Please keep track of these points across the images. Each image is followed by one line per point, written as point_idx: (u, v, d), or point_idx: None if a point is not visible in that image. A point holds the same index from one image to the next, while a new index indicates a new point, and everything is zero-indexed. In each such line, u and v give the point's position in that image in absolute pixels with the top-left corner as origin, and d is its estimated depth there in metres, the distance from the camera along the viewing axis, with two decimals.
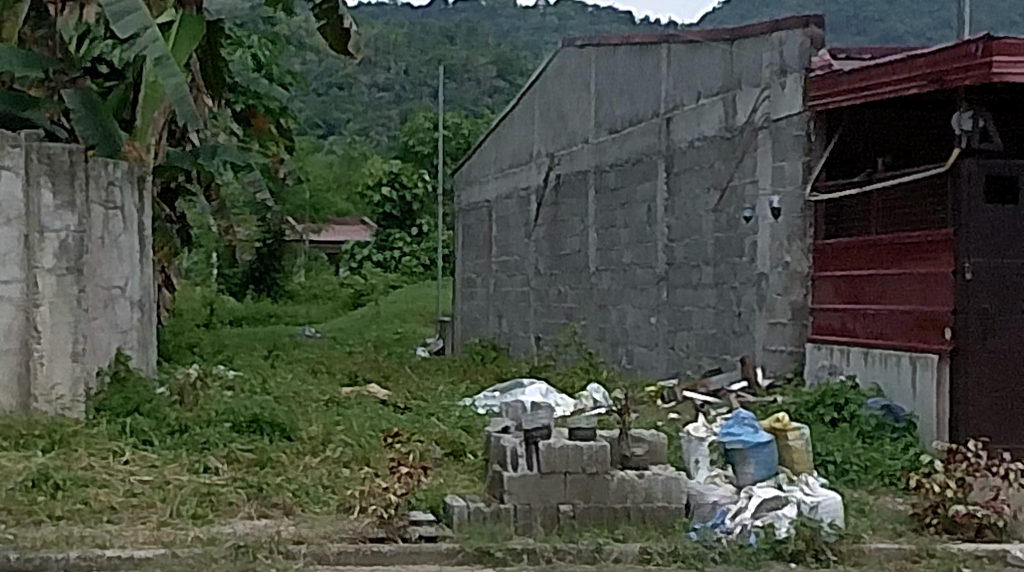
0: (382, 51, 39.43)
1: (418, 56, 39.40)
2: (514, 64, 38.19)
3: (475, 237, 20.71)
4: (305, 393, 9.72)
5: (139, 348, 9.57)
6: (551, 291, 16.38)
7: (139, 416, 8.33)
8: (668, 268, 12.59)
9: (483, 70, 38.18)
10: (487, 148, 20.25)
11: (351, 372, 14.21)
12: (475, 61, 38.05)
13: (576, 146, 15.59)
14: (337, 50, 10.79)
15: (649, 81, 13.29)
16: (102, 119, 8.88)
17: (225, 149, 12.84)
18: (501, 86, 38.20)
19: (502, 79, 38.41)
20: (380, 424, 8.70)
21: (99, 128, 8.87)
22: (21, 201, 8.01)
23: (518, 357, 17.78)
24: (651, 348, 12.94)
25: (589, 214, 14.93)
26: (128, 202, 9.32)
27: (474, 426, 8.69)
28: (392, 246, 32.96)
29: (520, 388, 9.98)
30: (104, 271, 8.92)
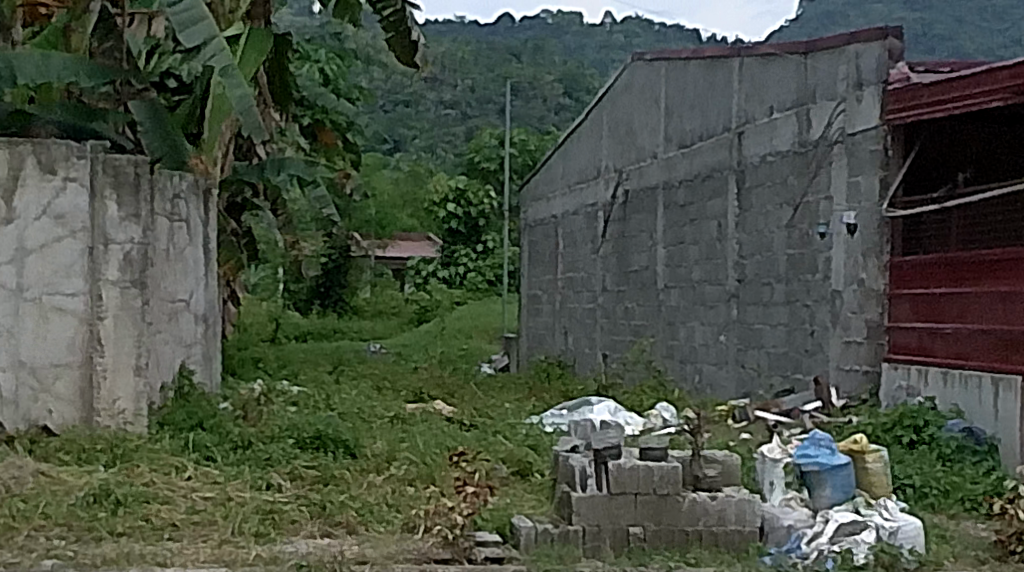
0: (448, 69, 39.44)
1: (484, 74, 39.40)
2: (580, 81, 38.06)
3: (541, 253, 20.52)
4: (369, 409, 9.56)
5: (202, 361, 9.47)
6: (618, 308, 16.15)
7: (202, 432, 8.21)
8: (739, 285, 12.32)
9: (550, 87, 38.07)
10: (554, 164, 20.10)
11: (415, 388, 14.06)
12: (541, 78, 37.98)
13: (644, 161, 15.36)
14: (404, 62, 10.63)
15: (720, 94, 13.03)
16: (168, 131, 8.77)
17: (292, 162, 12.76)
18: (567, 104, 38.08)
19: (568, 96, 38.28)
20: (446, 441, 8.51)
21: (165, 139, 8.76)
22: (86, 213, 7.91)
23: (584, 374, 17.56)
24: (721, 366, 12.68)
25: (658, 230, 14.68)
26: (193, 214, 9.24)
27: (540, 444, 8.47)
28: (457, 262, 32.87)
29: (588, 406, 9.76)
30: (169, 284, 8.84)
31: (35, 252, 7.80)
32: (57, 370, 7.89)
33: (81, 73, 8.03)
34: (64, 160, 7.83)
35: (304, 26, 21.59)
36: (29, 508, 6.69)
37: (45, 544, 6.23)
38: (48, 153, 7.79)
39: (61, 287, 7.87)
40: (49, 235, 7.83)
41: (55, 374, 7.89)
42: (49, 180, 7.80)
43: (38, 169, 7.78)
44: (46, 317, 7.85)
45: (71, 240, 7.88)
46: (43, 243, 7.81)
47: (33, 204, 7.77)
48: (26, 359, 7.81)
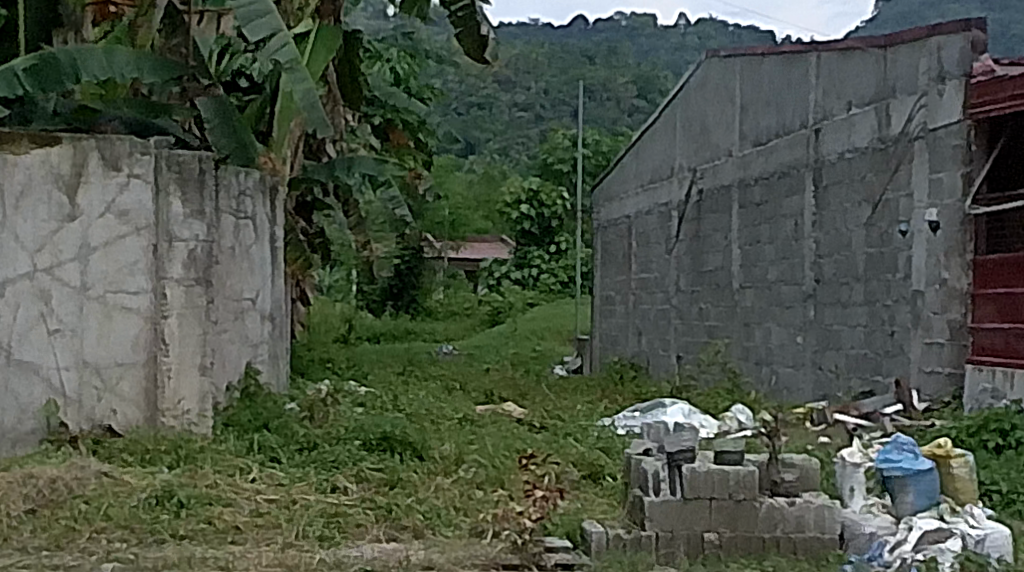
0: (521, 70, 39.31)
1: (557, 76, 39.22)
2: (654, 83, 37.75)
3: (614, 254, 20.26)
4: (438, 409, 9.38)
5: (270, 362, 9.37)
6: (692, 309, 15.86)
7: (268, 434, 8.09)
8: (817, 285, 11.99)
9: (624, 89, 37.80)
10: (627, 164, 19.84)
11: (486, 390, 13.87)
12: (615, 80, 37.73)
13: (719, 160, 15.05)
14: (474, 59, 10.47)
15: (797, 90, 12.70)
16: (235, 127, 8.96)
17: (361, 161, 12.65)
18: (640, 105, 37.77)
19: (642, 98, 37.98)
20: (515, 443, 8.29)
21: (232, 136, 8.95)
22: (150, 210, 7.86)
23: (658, 376, 17.27)
24: (798, 368, 12.36)
25: (733, 229, 14.37)
26: (259, 212, 9.12)
27: (612, 445, 8.23)
28: (530, 264, 32.67)
29: (661, 408, 9.51)
30: (234, 282, 8.73)
31: (99, 250, 7.74)
32: (121, 370, 7.83)
33: (144, 67, 7.99)
34: (128, 156, 7.77)
35: (377, 27, 21.57)
36: (91, 509, 6.59)
37: (106, 547, 6.12)
38: (112, 149, 7.72)
39: (124, 286, 7.81)
40: (113, 233, 7.77)
41: (119, 374, 7.83)
42: (113, 176, 7.74)
43: (102, 165, 7.71)
44: (110, 316, 7.78)
45: (135, 237, 7.82)
46: (107, 240, 7.75)
47: (96, 201, 7.71)
48: (89, 359, 7.74)
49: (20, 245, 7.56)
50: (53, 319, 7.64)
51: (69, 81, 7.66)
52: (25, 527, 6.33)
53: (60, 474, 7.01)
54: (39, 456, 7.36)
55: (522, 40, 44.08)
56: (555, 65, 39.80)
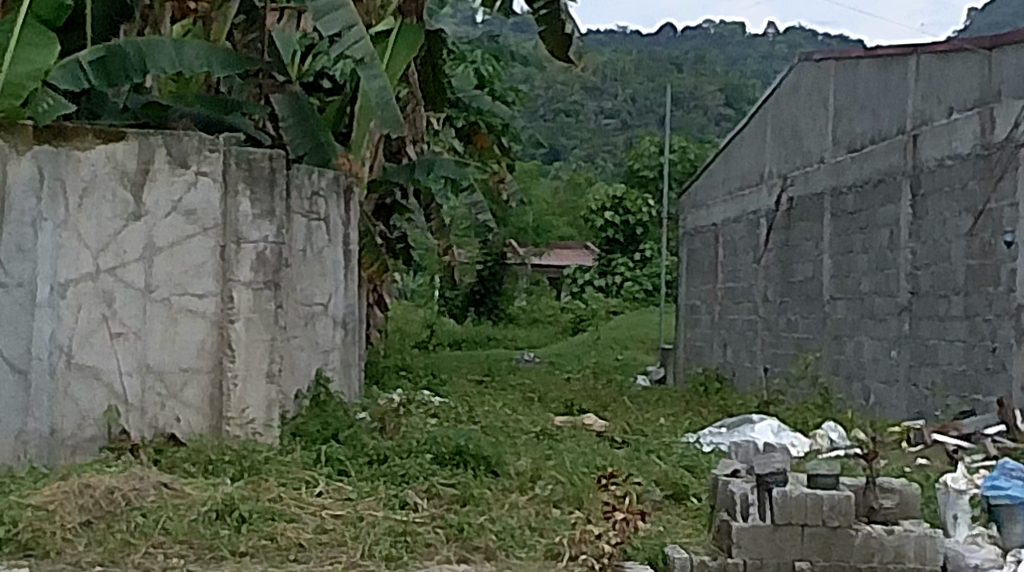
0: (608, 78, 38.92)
1: (645, 83, 38.70)
2: (743, 92, 37.12)
3: (701, 263, 19.75)
4: (514, 420, 9.00)
5: (342, 368, 9.06)
6: (780, 320, 15.33)
7: (337, 445, 7.76)
8: (913, 297, 11.43)
9: (711, 97, 37.23)
10: (715, 169, 19.32)
11: (566, 400, 13.48)
12: (703, 88, 37.17)
13: (811, 166, 14.51)
14: (558, 58, 10.09)
15: (894, 94, 12.16)
16: (311, 126, 8.78)
17: (442, 162, 12.33)
18: (729, 114, 37.19)
19: (729, 106, 37.40)
20: (594, 459, 7.88)
21: (308, 135, 8.77)
22: (218, 208, 7.62)
23: (744, 389, 16.73)
24: (892, 384, 11.81)
25: (825, 239, 13.83)
26: (333, 213, 8.83)
27: (697, 463, 7.79)
28: (614, 271, 32.24)
29: (749, 425, 9.05)
30: (305, 286, 8.44)
31: (165, 250, 7.52)
32: (186, 376, 7.62)
33: (214, 62, 7.79)
34: (196, 153, 7.55)
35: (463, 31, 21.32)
36: (147, 522, 6.28)
37: (163, 564, 5.84)
38: (180, 146, 7.51)
39: (190, 288, 7.59)
40: (180, 232, 7.55)
41: (183, 380, 7.61)
42: (180, 174, 7.52)
43: (169, 162, 7.49)
44: (175, 320, 7.57)
45: (202, 238, 7.59)
46: (174, 240, 7.54)
47: (163, 199, 7.49)
48: (153, 363, 7.53)
49: (83, 244, 7.33)
50: (115, 322, 7.43)
51: (136, 75, 7.54)
52: (80, 540, 6.05)
53: (118, 485, 6.74)
54: (98, 464, 7.13)
55: (609, 47, 43.66)
56: (642, 72, 39.30)
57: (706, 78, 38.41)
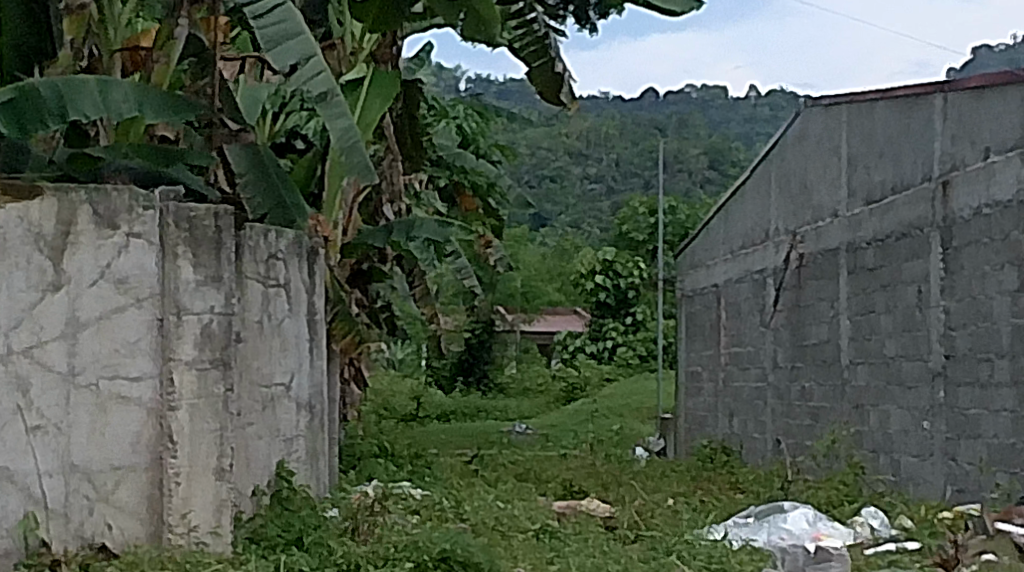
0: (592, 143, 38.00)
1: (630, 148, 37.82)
2: (727, 155, 36.27)
3: (701, 327, 18.60)
4: (509, 513, 7.74)
5: (309, 458, 7.83)
6: (793, 388, 14.15)
7: (299, 553, 6.49)
8: (948, 361, 10.27)
9: (696, 159, 36.35)
10: (714, 227, 18.24)
11: (565, 481, 12.27)
12: (687, 152, 36.31)
13: (823, 221, 13.44)
14: (548, 101, 9.00)
15: (919, 138, 11.11)
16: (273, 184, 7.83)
17: (423, 224, 11.18)
18: (713, 177, 36.34)
19: (714, 170, 36.53)
20: (604, 562, 6.62)
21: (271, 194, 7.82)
22: (155, 276, 6.47)
23: (754, 462, 15.53)
24: (925, 459, 10.60)
25: (841, 298, 12.72)
26: (295, 278, 7.66)
27: (724, 562, 6.56)
28: (606, 336, 31.09)
29: (780, 514, 7.83)
30: (264, 364, 7.23)
31: (92, 325, 6.34)
32: (118, 476, 6.38)
33: (145, 108, 6.78)
34: (127, 212, 6.40)
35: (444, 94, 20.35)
36: None
37: None
38: (107, 203, 6.36)
39: (122, 370, 6.39)
40: (109, 304, 6.37)
41: (115, 480, 6.38)
42: (108, 236, 6.37)
43: (95, 221, 6.35)
44: (105, 409, 6.36)
45: (136, 311, 6.43)
46: (102, 314, 6.36)
47: (88, 266, 6.33)
48: (79, 462, 6.31)
49: None
50: (32, 414, 6.21)
51: (52, 121, 6.44)
52: None
53: None
54: None
55: (592, 114, 42.85)
56: (627, 137, 38.49)
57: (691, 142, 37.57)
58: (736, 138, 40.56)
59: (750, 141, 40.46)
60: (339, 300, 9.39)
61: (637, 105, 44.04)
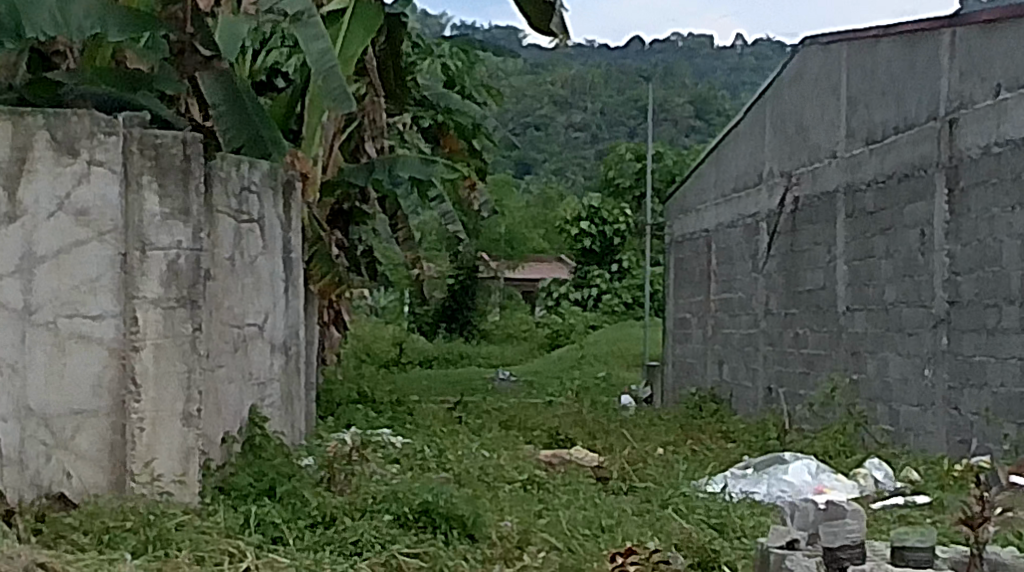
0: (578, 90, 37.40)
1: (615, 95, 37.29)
2: (713, 103, 35.77)
3: (690, 273, 18.19)
4: (494, 463, 7.33)
5: (283, 404, 7.40)
6: (786, 335, 13.76)
7: (272, 505, 6.08)
8: (952, 308, 9.89)
9: (681, 108, 35.83)
10: (704, 171, 17.80)
11: (551, 429, 11.88)
12: (672, 100, 35.79)
13: (820, 162, 13.01)
14: (537, 30, 8.52)
15: (924, 76, 10.66)
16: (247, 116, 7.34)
17: (405, 162, 10.57)
18: (698, 126, 35.83)
19: (699, 119, 36.03)
20: (597, 516, 6.23)
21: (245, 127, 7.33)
22: (118, 208, 6.00)
23: (744, 411, 15.17)
24: (925, 408, 10.25)
25: (839, 243, 12.29)
26: (269, 213, 7.18)
27: (723, 518, 6.17)
28: (590, 283, 30.60)
29: (780, 465, 7.43)
30: (235, 303, 6.78)
31: (50, 260, 5.90)
32: (78, 421, 5.94)
33: (108, 24, 6.28)
34: (88, 138, 5.94)
35: None
36: None
37: None
38: (66, 129, 5.90)
39: (83, 308, 5.94)
40: (68, 237, 5.92)
41: (74, 425, 5.94)
42: (67, 163, 5.91)
43: (53, 148, 5.89)
44: (63, 349, 5.92)
45: (97, 245, 5.96)
46: (60, 248, 5.91)
47: (45, 196, 5.88)
48: (36, 407, 5.87)
49: None
50: None
51: (8, 38, 5.98)
52: None
53: None
54: None
55: (577, 61, 42.24)
56: (612, 84, 37.94)
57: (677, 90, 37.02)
58: (722, 87, 40.03)
59: (736, 90, 39.93)
60: (317, 241, 8.99)
61: (622, 52, 43.40)
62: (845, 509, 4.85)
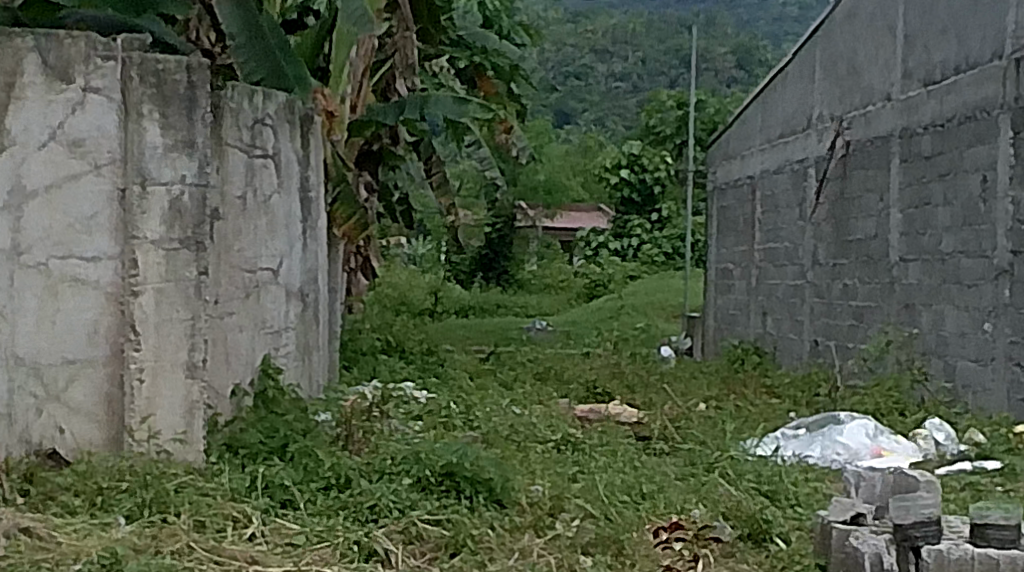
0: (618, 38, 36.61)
1: (656, 45, 36.49)
2: (755, 53, 34.94)
3: (734, 221, 17.54)
4: (525, 421, 6.80)
5: (299, 355, 6.89)
6: (834, 286, 13.15)
7: (281, 465, 5.59)
8: (1016, 259, 9.26)
9: (723, 58, 34.98)
10: (750, 115, 17.12)
11: (587, 382, 11.34)
12: (714, 50, 34.96)
13: (874, 105, 12.34)
14: None
15: (990, 12, 9.98)
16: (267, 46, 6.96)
17: (437, 99, 9.88)
18: (741, 76, 34.96)
19: (742, 68, 35.12)
20: (637, 481, 5.70)
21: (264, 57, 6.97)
22: (116, 138, 5.46)
23: (790, 364, 14.60)
24: (984, 364, 9.64)
25: (892, 190, 11.63)
26: (285, 148, 6.64)
27: (773, 484, 5.63)
28: (630, 234, 29.51)
29: (835, 426, 6.88)
30: (247, 246, 6.26)
31: (41, 196, 5.38)
32: (72, 371, 5.45)
33: None
34: (84, 62, 5.40)
35: None
36: None
37: None
38: (59, 52, 5.36)
39: (76, 249, 5.43)
40: (62, 170, 5.40)
41: (68, 376, 5.45)
42: (60, 90, 5.38)
43: (45, 73, 5.36)
44: (56, 293, 5.42)
45: (93, 179, 5.44)
46: (53, 181, 5.38)
47: (36, 125, 5.35)
48: (25, 355, 5.38)
49: None
50: None
51: None
52: None
53: None
54: None
55: (618, 10, 41.39)
56: (653, 34, 37.15)
57: (719, 39, 36.16)
58: (764, 36, 39.09)
59: (778, 41, 39.00)
60: (342, 181, 8.46)
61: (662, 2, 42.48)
62: (917, 481, 4.39)
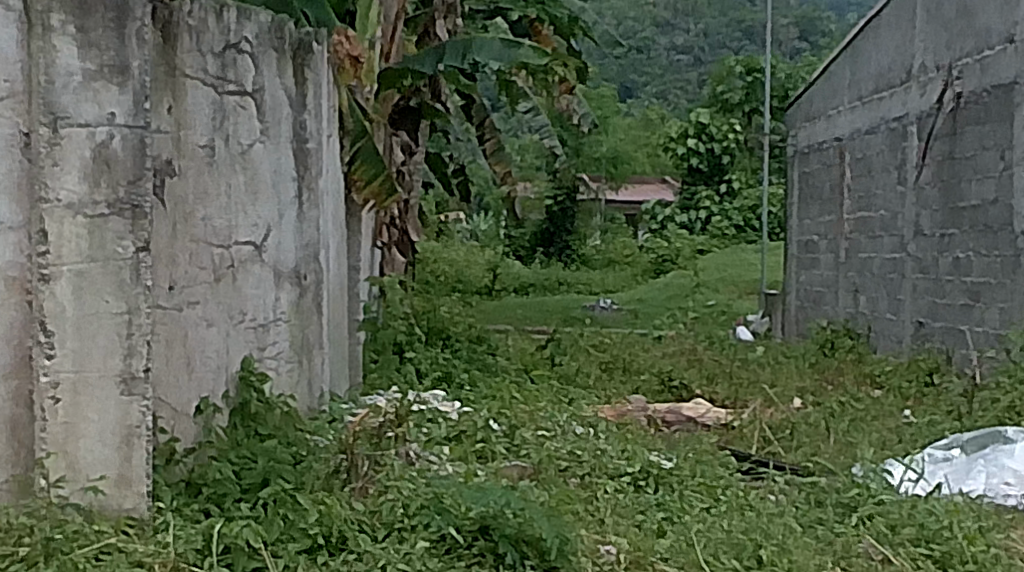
0: (680, 11, 34.78)
1: (719, 17, 34.57)
2: (818, 24, 33.04)
3: (820, 189, 15.73)
4: (589, 445, 5.19)
5: (293, 358, 5.31)
6: (941, 258, 11.28)
7: (249, 516, 4.00)
8: None
9: (787, 29, 32.98)
10: (837, 69, 15.26)
11: (663, 372, 9.67)
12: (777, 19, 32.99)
13: (991, 50, 10.31)
14: None
15: None
16: None
17: (483, 42, 8.03)
18: (805, 47, 32.98)
19: (805, 40, 33.17)
20: (747, 536, 4.05)
21: None
22: (16, 61, 3.88)
23: (889, 348, 12.84)
24: None
25: (1016, 145, 9.72)
26: (270, 84, 5.06)
27: (944, 544, 3.98)
28: (698, 206, 27.70)
29: (1001, 447, 5.20)
30: (217, 215, 4.69)
31: None
32: None
33: None
34: None
35: None
36: None
37: None
38: None
39: None
40: None
41: None
42: None
43: None
44: None
45: None
46: None
47: None
48: None
49: None
50: None
51: None
52: None
53: None
54: None
55: None
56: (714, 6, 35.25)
57: (783, 8, 34.15)
58: (830, 7, 37.02)
59: (844, 11, 36.96)
60: (362, 135, 6.88)
61: None
62: None
